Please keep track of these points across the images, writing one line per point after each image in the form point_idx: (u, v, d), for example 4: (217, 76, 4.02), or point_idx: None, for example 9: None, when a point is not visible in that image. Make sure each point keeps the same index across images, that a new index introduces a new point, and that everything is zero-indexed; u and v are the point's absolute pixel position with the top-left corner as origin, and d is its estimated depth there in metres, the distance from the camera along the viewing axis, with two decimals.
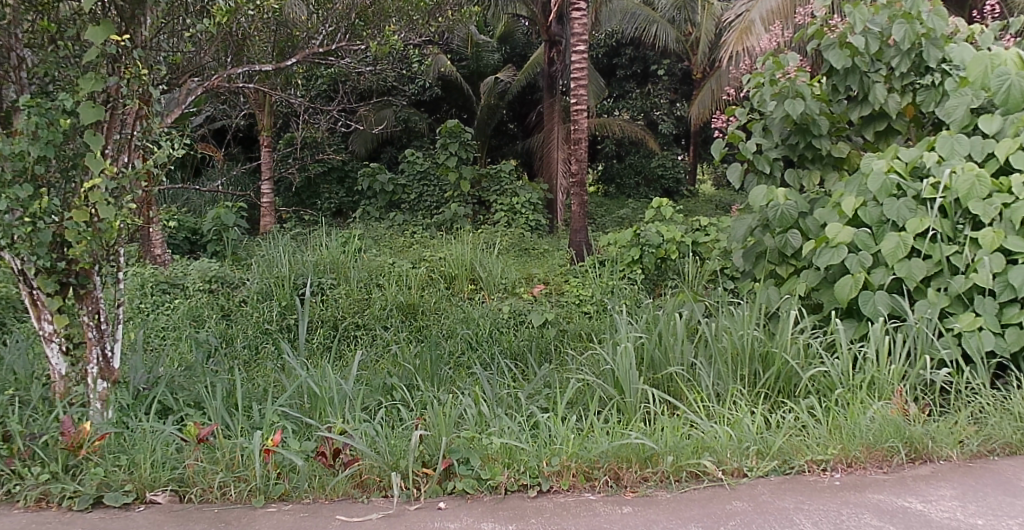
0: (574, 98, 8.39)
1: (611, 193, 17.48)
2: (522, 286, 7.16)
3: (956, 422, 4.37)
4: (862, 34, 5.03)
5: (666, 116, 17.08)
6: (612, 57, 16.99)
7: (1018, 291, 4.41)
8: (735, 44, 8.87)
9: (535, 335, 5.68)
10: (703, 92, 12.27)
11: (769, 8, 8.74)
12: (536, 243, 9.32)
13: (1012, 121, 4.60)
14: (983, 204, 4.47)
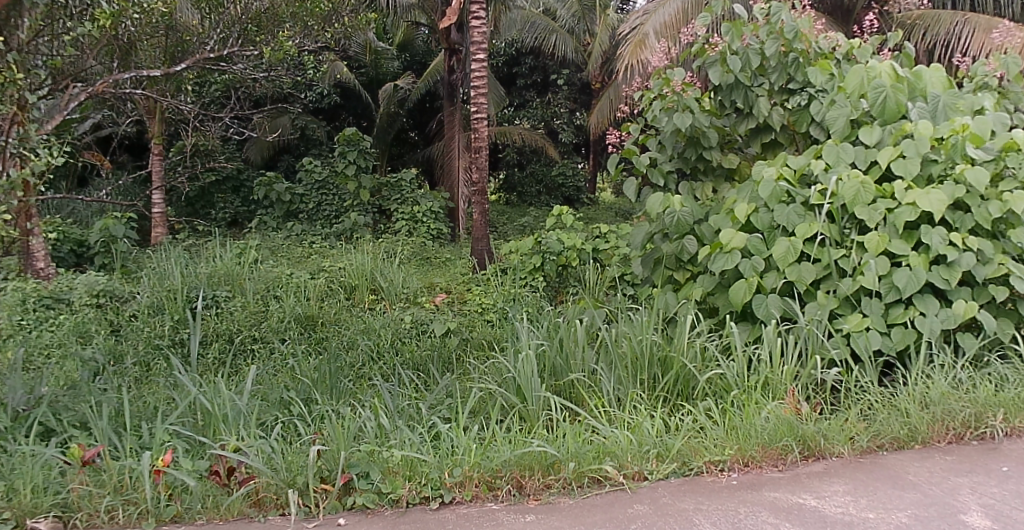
0: (474, 106, 8.27)
1: (513, 201, 17.67)
2: (423, 295, 7.09)
3: (847, 419, 4.54)
4: (741, 51, 5.18)
5: (567, 125, 17.24)
6: (513, 66, 17.16)
7: (903, 291, 4.58)
8: (629, 56, 8.93)
9: (438, 344, 5.61)
10: (602, 101, 12.34)
11: (662, 22, 8.99)
12: (438, 252, 9.26)
13: (890, 131, 4.82)
14: (869, 210, 4.62)
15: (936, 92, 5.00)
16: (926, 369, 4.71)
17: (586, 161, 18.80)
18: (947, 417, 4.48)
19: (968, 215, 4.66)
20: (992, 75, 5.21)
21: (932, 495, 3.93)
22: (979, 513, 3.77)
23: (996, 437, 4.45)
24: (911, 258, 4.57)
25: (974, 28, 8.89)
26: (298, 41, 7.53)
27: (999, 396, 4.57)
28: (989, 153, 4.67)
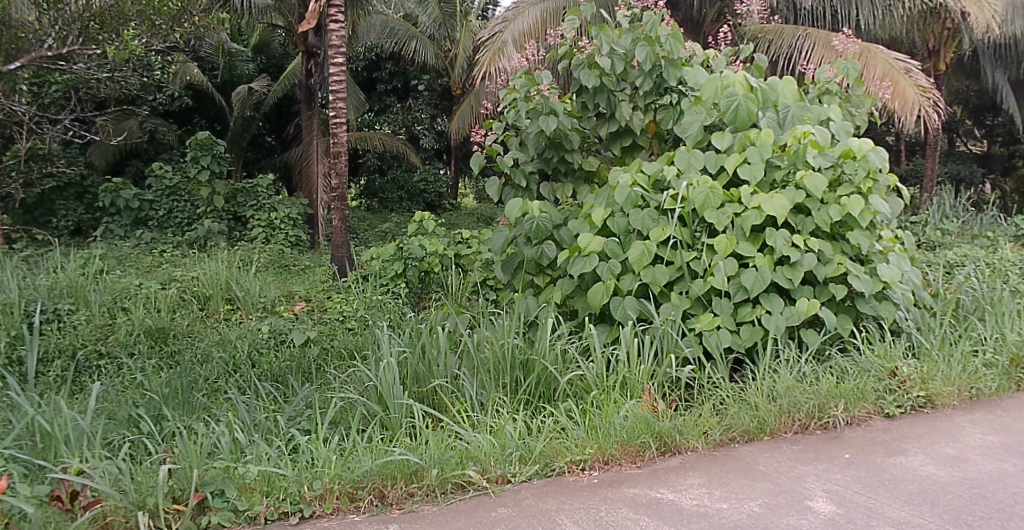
0: (333, 111, 8.14)
1: (374, 207, 17.51)
2: (282, 305, 6.96)
3: (700, 415, 4.70)
4: (608, 56, 5.11)
5: (427, 131, 17.33)
6: (373, 71, 17.16)
7: (750, 291, 4.74)
8: (487, 65, 8.44)
9: (296, 355, 5.47)
10: (463, 109, 12.03)
11: (520, 30, 8.55)
12: (296, 260, 9.19)
13: (739, 138, 4.91)
14: (717, 213, 4.78)
15: (786, 103, 5.02)
16: (773, 365, 4.93)
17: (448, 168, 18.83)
18: (793, 409, 4.69)
19: (809, 219, 4.81)
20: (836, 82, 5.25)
21: (781, 483, 4.13)
22: (824, 498, 3.98)
23: (837, 427, 4.67)
24: (757, 260, 4.73)
25: (815, 42, 8.78)
26: (145, 39, 8.17)
27: (840, 387, 4.80)
28: (828, 159, 4.82)
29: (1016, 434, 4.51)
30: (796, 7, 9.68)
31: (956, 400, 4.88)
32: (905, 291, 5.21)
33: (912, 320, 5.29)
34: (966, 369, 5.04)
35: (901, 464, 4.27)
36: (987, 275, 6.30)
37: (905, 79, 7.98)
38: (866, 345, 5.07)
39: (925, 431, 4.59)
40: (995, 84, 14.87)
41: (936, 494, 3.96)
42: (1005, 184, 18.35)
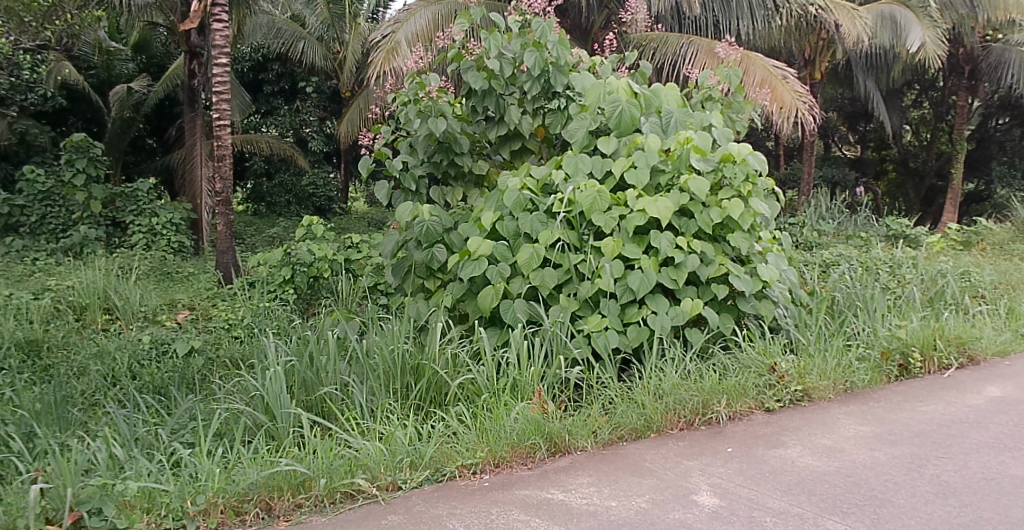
0: (216, 112, 8.00)
1: (262, 212, 17.26)
2: (164, 313, 6.82)
3: (590, 414, 4.76)
4: (496, 59, 5.12)
5: (316, 133, 17.23)
6: (259, 72, 16.83)
7: (636, 293, 4.82)
8: (380, 65, 8.16)
9: (178, 366, 5.34)
10: (353, 109, 12.01)
11: (413, 31, 8.31)
12: (178, 266, 9.06)
13: (625, 143, 5.01)
14: (604, 217, 4.84)
15: (669, 109, 5.13)
16: (659, 363, 5.03)
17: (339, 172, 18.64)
18: (679, 406, 4.79)
19: (692, 221, 4.92)
20: (717, 88, 5.41)
21: (668, 479, 4.22)
22: (709, 492, 4.08)
23: (720, 421, 4.79)
24: (643, 261, 4.81)
25: (698, 49, 8.80)
26: None
27: (723, 383, 4.92)
28: (710, 163, 4.93)
29: (887, 423, 4.73)
30: (680, 16, 9.62)
31: (832, 393, 5.08)
32: (783, 289, 5.44)
33: (790, 317, 5.49)
34: (841, 363, 5.25)
35: (780, 456, 4.43)
36: (859, 274, 6.58)
37: (783, 85, 8.20)
38: (747, 342, 5.24)
39: (803, 423, 4.76)
40: (867, 92, 15.36)
41: (814, 484, 4.13)
42: (877, 187, 19.30)
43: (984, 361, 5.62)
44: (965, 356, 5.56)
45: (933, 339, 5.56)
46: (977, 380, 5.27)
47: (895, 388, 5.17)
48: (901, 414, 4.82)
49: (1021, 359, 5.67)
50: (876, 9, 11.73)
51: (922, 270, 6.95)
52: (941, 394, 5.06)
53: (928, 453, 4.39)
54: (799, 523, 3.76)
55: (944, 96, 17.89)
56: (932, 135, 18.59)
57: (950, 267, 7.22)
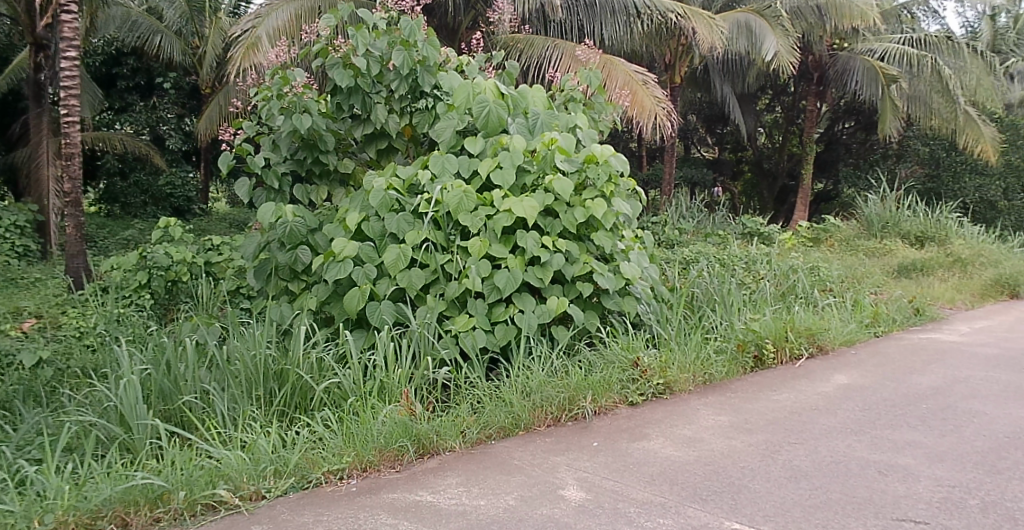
0: (65, 108, 8.18)
1: (115, 213, 16.58)
2: (7, 322, 6.44)
3: (458, 415, 4.75)
4: (364, 57, 5.03)
5: (174, 131, 16.72)
6: (112, 67, 16.37)
7: (502, 292, 4.87)
8: (241, 61, 8.07)
9: (24, 378, 5.05)
10: (211, 107, 11.80)
11: (275, 26, 8.31)
12: (23, 272, 8.95)
13: (492, 143, 5.04)
14: (471, 217, 4.88)
15: (535, 111, 5.17)
16: (527, 361, 5.08)
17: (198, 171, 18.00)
18: (546, 403, 4.83)
19: (557, 221, 5.00)
20: (579, 90, 5.55)
21: (536, 475, 4.24)
22: (576, 487, 4.12)
23: (586, 417, 4.86)
24: (509, 261, 4.85)
25: (563, 53, 9.15)
26: None
27: (588, 379, 5.00)
28: (574, 164, 5.02)
29: (742, 412, 4.91)
30: (547, 20, 10.03)
31: (691, 385, 5.24)
32: (646, 287, 5.58)
33: (652, 313, 5.66)
34: (700, 356, 5.44)
35: (644, 448, 4.53)
36: (717, 269, 6.82)
37: (643, 90, 8.45)
38: (611, 338, 5.35)
39: (664, 415, 4.88)
40: (724, 96, 16.13)
41: (676, 474, 4.24)
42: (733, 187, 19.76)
43: (832, 350, 5.96)
44: (814, 347, 5.87)
45: (785, 331, 5.83)
46: (826, 369, 5.57)
47: (750, 379, 5.39)
48: (757, 403, 5.02)
49: (864, 348, 6.07)
50: (734, 17, 12.33)
51: (776, 266, 7.31)
52: (793, 382, 5.32)
53: (781, 440, 4.57)
54: (662, 512, 3.84)
55: (795, 101, 18.44)
56: (784, 138, 18.97)
57: (801, 263, 7.61)
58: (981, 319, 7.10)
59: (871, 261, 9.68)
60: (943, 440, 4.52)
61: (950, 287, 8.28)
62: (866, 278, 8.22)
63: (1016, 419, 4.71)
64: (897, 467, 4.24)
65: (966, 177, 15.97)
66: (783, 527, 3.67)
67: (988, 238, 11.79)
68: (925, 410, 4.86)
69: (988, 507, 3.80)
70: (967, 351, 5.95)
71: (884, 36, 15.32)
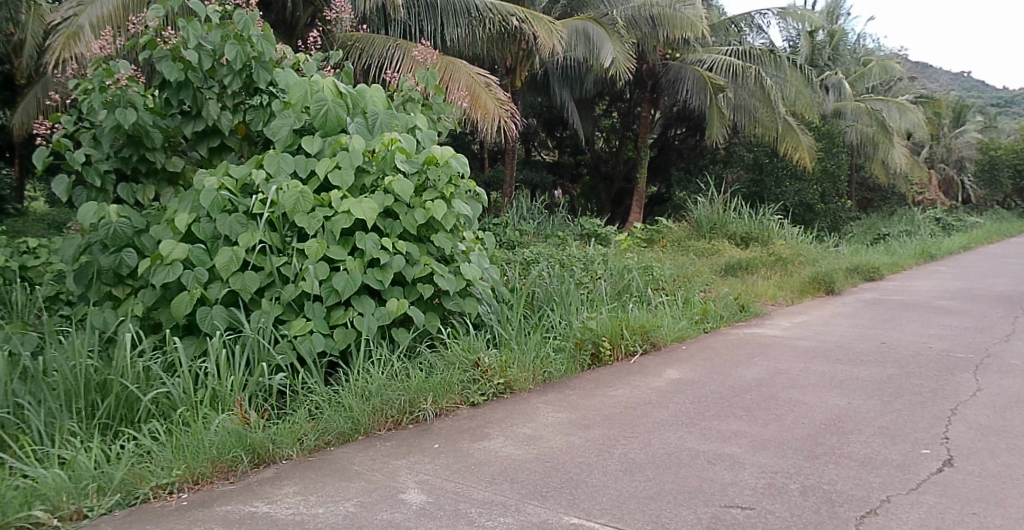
0: None
1: None
2: None
3: (295, 422, 4.59)
4: (195, 50, 5.03)
5: None
6: None
7: (341, 295, 4.84)
8: (59, 51, 7.65)
9: None
10: (27, 99, 11.21)
11: (99, 14, 7.90)
12: None
13: (329, 143, 5.13)
14: (307, 218, 4.88)
15: (373, 111, 5.36)
16: (366, 364, 5.00)
17: (9, 167, 16.96)
18: (386, 406, 4.78)
19: (397, 222, 5.09)
20: (417, 90, 5.83)
21: (376, 480, 4.15)
22: (416, 490, 4.06)
23: (427, 419, 4.85)
24: (348, 263, 4.86)
25: (405, 53, 9.16)
26: None
27: (428, 382, 4.98)
28: (414, 166, 5.20)
29: (580, 409, 5.03)
30: (386, 19, 10.30)
31: (531, 383, 5.37)
32: (486, 287, 5.70)
33: (493, 313, 5.74)
34: (539, 355, 5.59)
35: (485, 448, 4.54)
36: (556, 270, 6.98)
37: (484, 92, 8.93)
38: (451, 339, 5.35)
39: (505, 414, 4.95)
40: (564, 101, 16.43)
41: (516, 473, 4.25)
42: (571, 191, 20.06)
43: (665, 346, 6.30)
44: (648, 343, 6.17)
45: (620, 329, 6.10)
46: (657, 365, 5.87)
47: (586, 376, 5.60)
48: (594, 399, 5.17)
49: (694, 343, 6.46)
50: (571, 24, 12.71)
51: (611, 266, 7.58)
52: (628, 379, 5.54)
53: (617, 434, 4.69)
54: (503, 511, 3.83)
55: (632, 107, 18.66)
56: (620, 143, 19.40)
57: (636, 262, 7.93)
58: (798, 315, 7.67)
59: (702, 261, 10.19)
60: (766, 428, 4.76)
61: (773, 285, 8.87)
62: (697, 277, 8.62)
63: (830, 406, 5.05)
64: (724, 456, 4.42)
65: (787, 181, 16.88)
66: (618, 519, 3.74)
67: (806, 238, 12.75)
68: (749, 400, 5.14)
69: (808, 490, 4.01)
70: (786, 345, 6.39)
71: (711, 48, 16.36)
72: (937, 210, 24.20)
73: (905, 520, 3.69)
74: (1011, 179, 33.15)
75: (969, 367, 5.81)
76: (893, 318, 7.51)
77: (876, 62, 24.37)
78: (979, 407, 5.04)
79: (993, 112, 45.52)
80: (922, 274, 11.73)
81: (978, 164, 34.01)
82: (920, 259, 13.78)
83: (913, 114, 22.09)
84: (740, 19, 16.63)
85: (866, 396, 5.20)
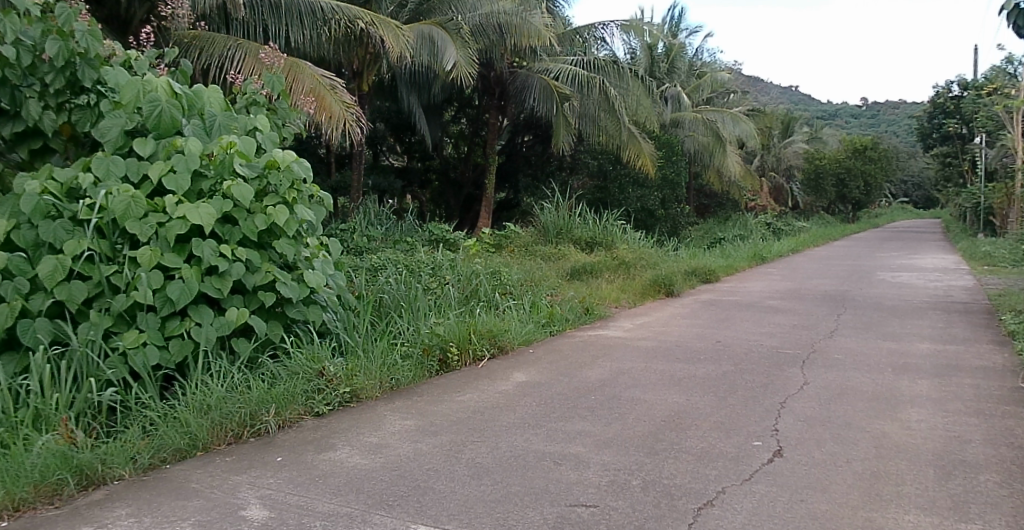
0: None
1: None
2: None
3: (129, 440, 4.31)
4: (12, 45, 4.78)
5: None
6: None
7: (176, 305, 4.65)
8: None
9: None
10: None
11: None
12: None
13: (163, 145, 4.95)
14: (139, 224, 4.67)
15: (211, 112, 5.26)
16: (205, 377, 4.79)
17: None
18: (225, 420, 4.59)
19: (236, 228, 4.98)
20: (262, 94, 5.75)
21: (214, 497, 3.92)
22: (258, 505, 3.87)
23: (269, 432, 4.72)
24: (184, 271, 4.69)
25: (245, 54, 9.15)
26: None
27: (271, 393, 4.86)
28: (254, 170, 5.13)
29: (427, 415, 5.04)
30: (227, 17, 10.18)
31: (378, 392, 5.38)
32: (331, 294, 5.65)
33: (339, 321, 5.70)
34: (386, 362, 5.60)
35: (330, 459, 4.42)
36: (404, 276, 6.99)
37: (330, 95, 9.00)
38: (295, 349, 5.24)
39: (351, 424, 4.89)
40: (410, 106, 16.42)
41: (362, 482, 4.16)
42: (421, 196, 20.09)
43: (511, 350, 6.52)
44: (495, 347, 6.38)
45: (468, 334, 6.26)
46: (504, 369, 6.04)
47: (433, 382, 5.68)
48: (442, 405, 5.21)
49: (540, 345, 6.73)
50: (417, 28, 12.73)
51: (459, 270, 7.66)
52: (476, 383, 5.64)
53: (464, 439, 4.71)
54: (348, 522, 3.72)
55: (479, 114, 18.81)
56: (469, 148, 19.62)
57: (484, 267, 8.04)
58: (640, 316, 8.04)
59: (548, 265, 10.44)
60: (609, 427, 4.90)
61: (615, 288, 9.23)
62: (542, 280, 8.87)
63: (670, 404, 5.27)
64: (569, 456, 4.50)
65: (630, 188, 17.50)
66: (464, 523, 3.72)
67: (646, 243, 13.37)
68: (592, 401, 5.31)
69: (649, 485, 4.13)
70: (629, 346, 6.67)
71: (558, 58, 16.66)
72: (770, 215, 25.86)
73: (739, 510, 3.85)
74: (835, 186, 36.03)
75: (795, 362, 6.23)
76: (728, 317, 7.98)
77: (711, 76, 25.84)
78: (806, 399, 5.39)
79: (819, 125, 48.96)
80: (752, 275, 12.54)
81: (805, 172, 36.61)
82: (753, 261, 14.72)
83: (745, 124, 23.24)
84: (584, 30, 16.89)
85: (703, 393, 5.45)
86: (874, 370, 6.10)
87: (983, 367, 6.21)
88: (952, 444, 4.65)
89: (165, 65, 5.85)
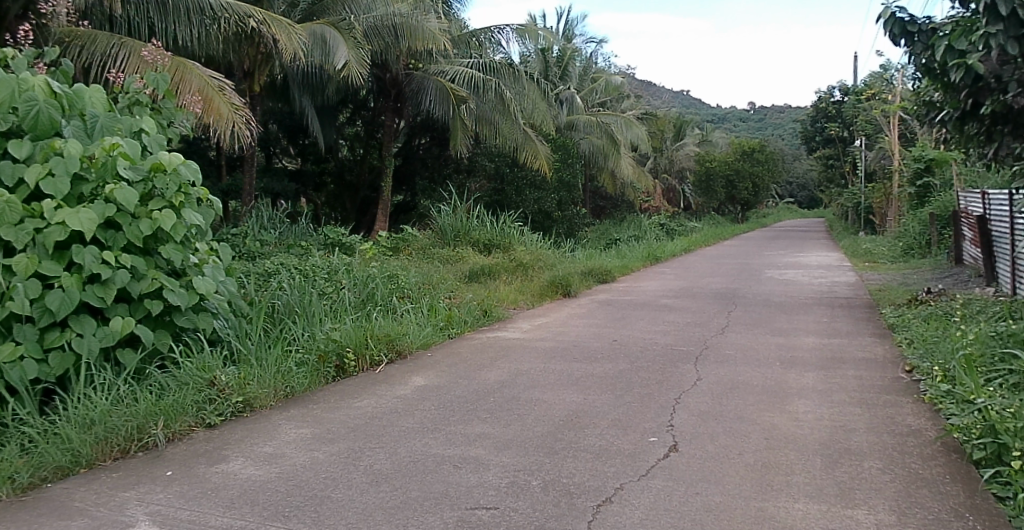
0: None
1: None
2: None
3: (5, 459, 4.05)
4: None
5: None
6: None
7: (56, 315, 4.43)
8: None
9: None
10: None
11: None
12: None
13: (41, 147, 4.70)
14: (14, 230, 4.42)
15: (93, 113, 5.03)
16: (88, 390, 4.58)
17: None
18: (110, 435, 4.37)
19: (120, 234, 4.77)
20: (145, 94, 5.54)
21: (100, 516, 3.72)
22: (147, 522, 3.70)
23: (158, 445, 4.52)
24: (64, 279, 4.47)
25: (129, 53, 8.79)
26: None
27: (159, 405, 4.68)
28: (139, 173, 4.91)
29: (324, 423, 4.96)
30: (110, 15, 9.86)
31: (272, 400, 5.25)
32: (221, 301, 5.51)
33: (230, 328, 5.57)
34: (279, 370, 5.49)
35: (222, 471, 4.28)
36: (297, 281, 6.83)
37: (219, 97, 8.76)
38: (184, 359, 5.08)
39: (243, 434, 4.76)
40: (303, 108, 16.15)
41: (257, 494, 4.04)
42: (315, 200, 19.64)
43: (409, 354, 6.51)
44: (393, 352, 6.35)
45: (365, 339, 6.22)
46: (403, 373, 6.02)
47: (330, 388, 5.60)
48: (338, 412, 5.13)
49: (438, 348, 6.75)
50: (310, 28, 12.53)
51: (356, 274, 7.57)
52: (374, 389, 5.59)
53: (362, 446, 4.65)
54: None
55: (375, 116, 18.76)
56: (365, 150, 19.41)
57: (380, 270, 7.98)
58: (537, 317, 8.14)
59: (446, 268, 10.43)
60: (508, 429, 4.94)
61: (514, 290, 9.30)
62: (440, 283, 8.85)
63: (568, 403, 5.35)
64: (468, 459, 4.50)
65: (527, 191, 17.97)
66: None
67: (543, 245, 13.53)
68: (491, 403, 5.33)
69: (548, 485, 4.18)
70: (528, 347, 6.74)
71: (452, 60, 16.72)
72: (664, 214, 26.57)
73: (636, 505, 3.94)
74: (723, 188, 37.26)
75: (689, 359, 6.42)
76: (623, 316, 8.16)
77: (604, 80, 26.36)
78: (699, 395, 5.57)
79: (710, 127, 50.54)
80: (646, 275, 12.84)
81: (696, 174, 37.63)
82: (647, 261, 15.14)
83: (638, 127, 24.16)
84: (480, 33, 16.91)
85: (601, 392, 5.56)
86: (765, 365, 6.35)
87: (866, 360, 6.56)
88: (837, 433, 4.89)
89: (44, 63, 5.60)
